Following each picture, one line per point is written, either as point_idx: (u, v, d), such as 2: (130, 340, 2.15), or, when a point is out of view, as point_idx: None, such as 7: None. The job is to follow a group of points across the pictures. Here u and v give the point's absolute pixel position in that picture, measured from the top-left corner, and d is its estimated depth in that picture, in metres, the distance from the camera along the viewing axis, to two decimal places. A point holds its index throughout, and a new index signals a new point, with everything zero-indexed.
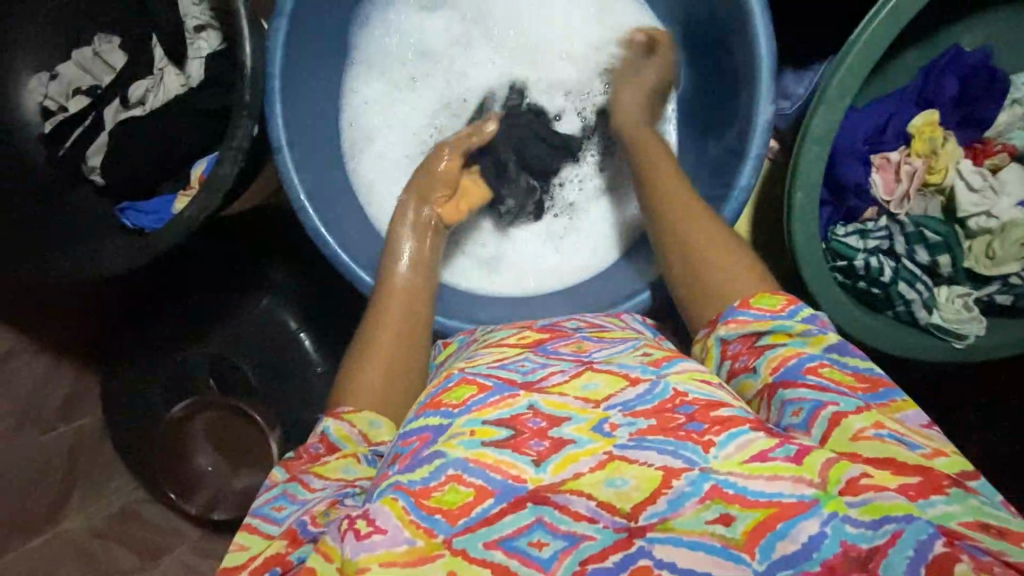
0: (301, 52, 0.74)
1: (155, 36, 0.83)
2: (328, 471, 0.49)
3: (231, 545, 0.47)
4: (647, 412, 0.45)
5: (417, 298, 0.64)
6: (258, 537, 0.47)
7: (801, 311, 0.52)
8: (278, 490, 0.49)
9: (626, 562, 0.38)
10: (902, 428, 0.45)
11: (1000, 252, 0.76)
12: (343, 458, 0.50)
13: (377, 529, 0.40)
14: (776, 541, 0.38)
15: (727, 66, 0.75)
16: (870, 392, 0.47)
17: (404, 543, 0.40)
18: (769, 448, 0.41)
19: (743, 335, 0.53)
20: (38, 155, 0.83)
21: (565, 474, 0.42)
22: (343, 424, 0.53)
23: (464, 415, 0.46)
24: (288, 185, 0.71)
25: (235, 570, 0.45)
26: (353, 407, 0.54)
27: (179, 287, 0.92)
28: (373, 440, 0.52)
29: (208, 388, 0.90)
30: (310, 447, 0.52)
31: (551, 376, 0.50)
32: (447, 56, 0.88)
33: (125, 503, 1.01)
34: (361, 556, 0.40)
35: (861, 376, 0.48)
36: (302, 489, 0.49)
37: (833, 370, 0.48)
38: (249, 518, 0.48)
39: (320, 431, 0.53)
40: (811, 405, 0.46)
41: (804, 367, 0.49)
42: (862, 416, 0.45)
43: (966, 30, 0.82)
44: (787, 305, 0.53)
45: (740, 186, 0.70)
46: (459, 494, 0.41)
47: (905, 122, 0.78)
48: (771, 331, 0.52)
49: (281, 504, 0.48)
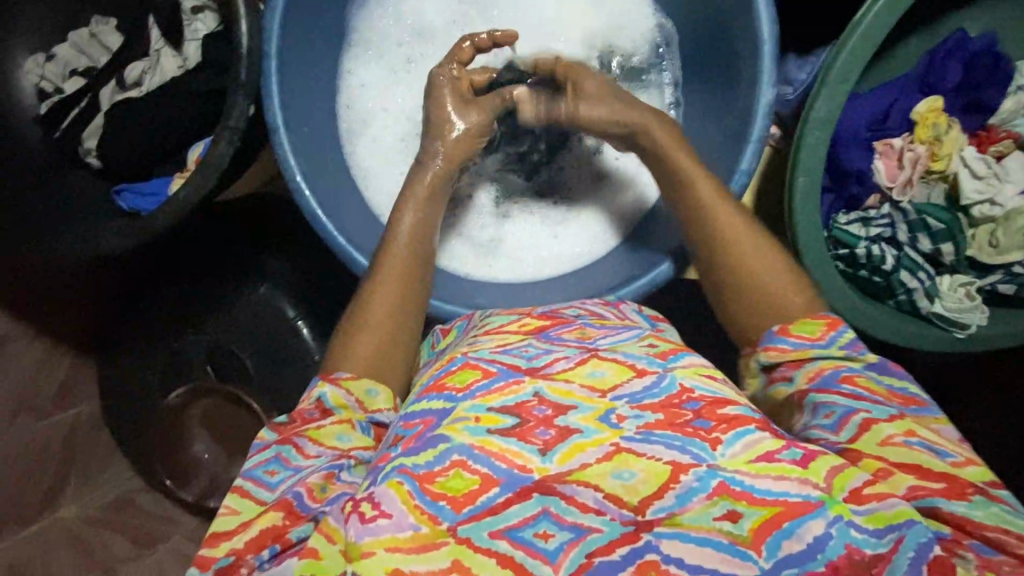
0: (299, 32, 0.73)
1: (150, 18, 0.82)
2: (324, 437, 0.48)
3: (221, 509, 0.46)
4: (654, 406, 0.44)
5: (415, 269, 0.63)
6: (250, 502, 0.46)
7: (842, 336, 0.52)
8: (271, 452, 0.48)
9: (634, 555, 0.38)
10: (935, 436, 0.44)
11: (1004, 241, 0.76)
12: (340, 425, 0.49)
13: (382, 513, 0.39)
14: (783, 540, 0.37)
15: (728, 49, 0.74)
16: (907, 405, 0.47)
17: (409, 528, 0.39)
18: (776, 449, 0.41)
19: (779, 359, 0.53)
20: (34, 137, 0.83)
21: (571, 464, 0.41)
22: (339, 391, 0.53)
23: (468, 400, 0.45)
24: (283, 163, 0.70)
25: (225, 536, 0.44)
26: (351, 373, 0.55)
27: (172, 267, 0.91)
28: (369, 408, 0.53)
29: (207, 374, 0.91)
30: (303, 412, 0.52)
31: (555, 363, 0.49)
32: (446, 39, 0.87)
33: (120, 493, 0.98)
34: (365, 540, 0.39)
35: (899, 393, 0.48)
36: (296, 454, 0.48)
37: (867, 380, 0.48)
38: (241, 480, 0.47)
39: (314, 396, 0.52)
40: (843, 410, 0.46)
41: (840, 378, 0.48)
42: (894, 424, 0.44)
43: (971, 16, 0.81)
44: (827, 331, 0.52)
45: (741, 167, 0.69)
46: (464, 481, 0.40)
47: (908, 107, 0.77)
48: (807, 357, 0.51)
49: (274, 468, 0.47)
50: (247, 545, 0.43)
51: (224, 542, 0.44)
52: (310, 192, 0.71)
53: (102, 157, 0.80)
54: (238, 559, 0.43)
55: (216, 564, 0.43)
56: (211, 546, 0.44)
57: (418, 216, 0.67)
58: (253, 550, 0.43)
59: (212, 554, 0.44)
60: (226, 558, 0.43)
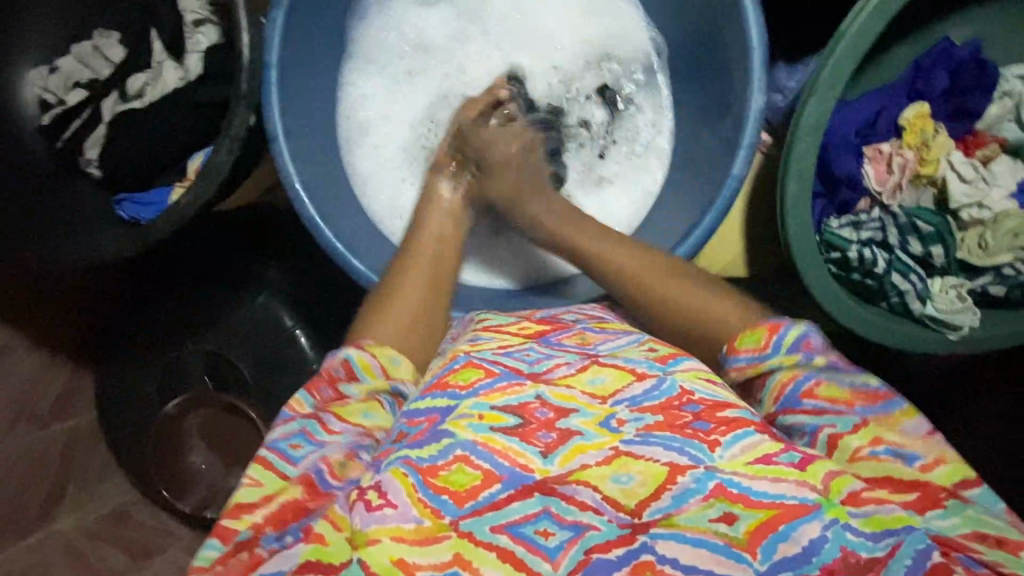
0: (299, 43, 0.75)
1: (153, 31, 0.83)
2: (348, 414, 0.48)
3: (243, 480, 0.44)
4: (654, 408, 0.45)
5: (437, 260, 0.65)
6: (273, 474, 0.44)
7: (786, 338, 0.50)
8: (296, 425, 0.47)
9: (630, 557, 0.38)
10: (902, 438, 0.44)
11: (993, 242, 0.77)
12: (365, 402, 0.49)
13: (388, 501, 0.40)
14: (777, 544, 0.38)
15: (719, 58, 0.76)
16: (868, 405, 0.46)
17: (412, 521, 0.39)
18: (774, 453, 0.42)
19: (746, 378, 0.52)
20: (38, 147, 0.84)
21: (572, 465, 0.42)
22: (365, 354, 0.52)
23: (471, 398, 0.46)
24: (282, 172, 0.71)
25: (247, 509, 0.43)
26: (375, 340, 0.54)
27: (168, 276, 0.93)
28: (393, 376, 0.52)
29: (206, 387, 0.90)
30: (329, 370, 0.51)
31: (557, 368, 0.50)
32: (443, 51, 0.88)
33: (117, 505, 0.99)
34: (371, 527, 0.39)
35: (860, 391, 0.47)
36: (321, 429, 0.47)
37: (827, 388, 0.47)
38: (264, 450, 0.46)
39: (340, 357, 0.52)
40: (810, 429, 0.46)
41: (801, 393, 0.48)
42: (859, 434, 0.45)
43: (957, 25, 0.83)
44: (771, 337, 0.51)
45: (733, 174, 0.70)
46: (467, 475, 0.41)
47: (896, 113, 0.79)
48: (765, 372, 0.50)
49: (298, 441, 0.46)
50: (267, 519, 0.42)
51: (248, 514, 0.42)
52: (309, 201, 0.72)
53: (103, 166, 0.82)
54: (256, 534, 0.41)
55: (238, 536, 0.42)
56: (233, 518, 0.42)
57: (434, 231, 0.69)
58: (271, 526, 0.42)
59: (234, 526, 0.42)
60: (245, 532, 0.42)
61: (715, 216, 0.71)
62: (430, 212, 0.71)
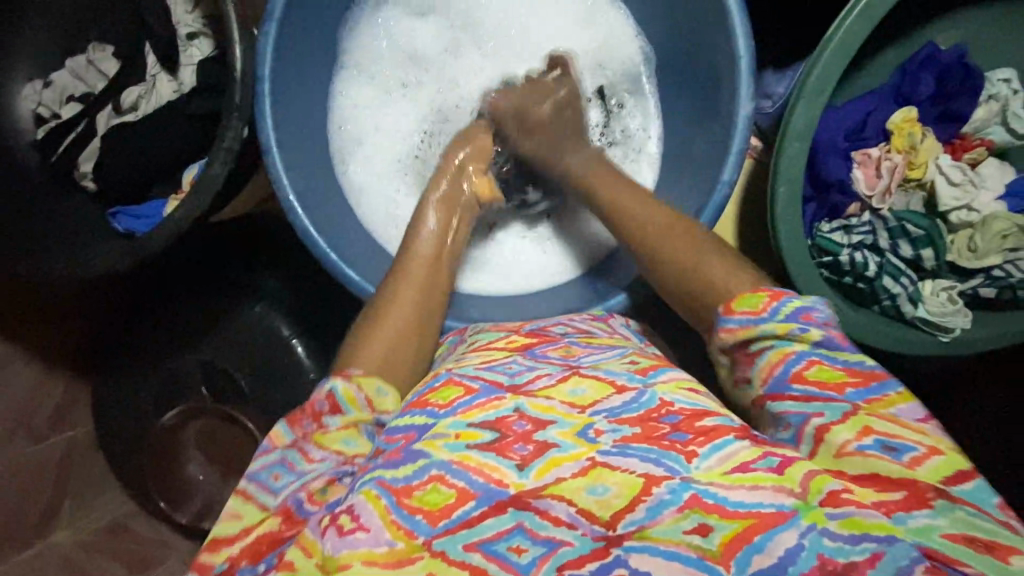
0: (292, 56, 0.75)
1: (145, 44, 0.84)
2: (329, 441, 0.48)
3: (224, 512, 0.47)
4: (632, 420, 0.46)
5: (433, 273, 0.66)
6: (253, 506, 0.46)
7: (785, 307, 0.48)
8: (276, 456, 0.48)
9: (603, 570, 0.38)
10: (893, 428, 0.43)
11: (982, 245, 0.78)
12: (347, 430, 0.49)
13: (360, 526, 0.41)
14: (753, 555, 0.38)
15: (708, 66, 0.76)
16: (859, 388, 0.45)
17: (385, 544, 0.40)
18: (753, 459, 0.42)
19: (738, 347, 0.50)
20: (32, 162, 0.84)
21: (547, 478, 0.43)
22: (351, 386, 0.51)
23: (449, 417, 0.47)
24: (276, 184, 0.72)
25: (226, 542, 0.45)
26: (362, 370, 0.53)
27: (160, 288, 0.92)
28: (377, 408, 0.52)
29: (203, 397, 0.91)
30: (313, 403, 0.50)
31: (537, 380, 0.51)
32: (437, 63, 0.89)
33: (115, 517, 1.00)
34: (342, 553, 0.40)
35: (853, 371, 0.46)
36: (301, 459, 0.48)
37: (820, 370, 0.46)
38: (245, 482, 0.48)
39: (325, 389, 0.51)
40: (795, 421, 0.46)
41: (790, 376, 0.47)
42: (847, 425, 0.44)
43: (944, 29, 0.83)
44: (769, 303, 0.49)
45: (722, 180, 0.71)
46: (441, 495, 0.42)
47: (883, 119, 0.79)
48: (756, 339, 0.49)
49: (279, 472, 0.48)
50: (243, 552, 0.44)
51: (225, 548, 0.45)
52: (303, 212, 0.73)
53: (97, 180, 0.82)
54: (231, 567, 0.44)
55: (214, 570, 0.44)
56: (212, 552, 0.45)
57: (425, 242, 0.69)
58: (247, 559, 0.44)
59: (211, 560, 0.45)
60: (223, 565, 0.44)
61: (706, 221, 0.71)
62: (420, 223, 0.72)
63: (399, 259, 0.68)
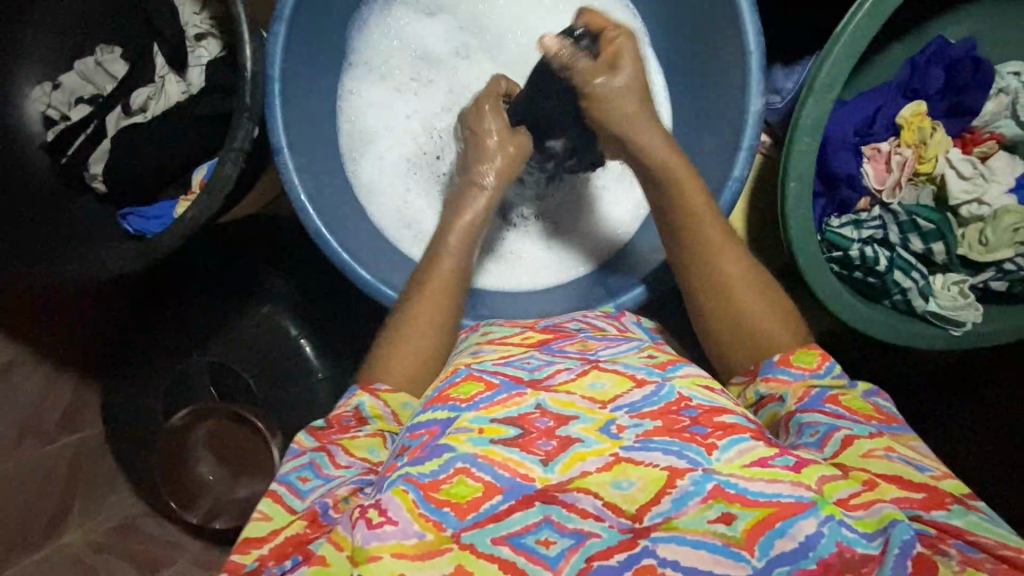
0: (301, 56, 0.75)
1: (155, 45, 0.83)
2: (356, 448, 0.51)
3: (254, 513, 0.47)
4: (653, 414, 0.45)
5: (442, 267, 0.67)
6: (282, 509, 0.47)
7: (836, 367, 0.54)
8: (305, 458, 0.51)
9: (631, 561, 0.39)
10: (915, 454, 0.47)
11: (993, 238, 0.78)
12: (372, 439, 0.52)
13: (388, 519, 0.40)
14: (775, 539, 0.38)
15: (718, 59, 0.76)
16: (884, 423, 0.49)
17: (414, 536, 0.40)
18: (769, 456, 0.42)
19: (777, 383, 0.54)
20: (38, 163, 0.84)
21: (573, 472, 0.42)
22: (378, 402, 0.56)
23: (472, 411, 0.46)
24: (287, 185, 0.72)
25: (257, 542, 0.45)
26: (389, 386, 0.58)
27: (160, 296, 0.93)
28: (402, 424, 0.56)
29: (210, 397, 0.91)
30: (340, 419, 0.54)
31: (557, 374, 0.50)
32: (447, 64, 0.89)
33: (125, 517, 1.00)
34: (371, 544, 0.40)
35: (879, 412, 0.50)
36: (330, 463, 0.50)
37: (850, 402, 0.51)
38: (274, 485, 0.49)
39: (352, 405, 0.56)
40: (825, 428, 0.48)
41: (824, 398, 0.51)
42: (873, 440, 0.47)
43: (954, 22, 0.83)
44: (823, 361, 0.55)
45: (734, 175, 0.71)
46: (468, 488, 0.42)
47: (895, 111, 0.80)
48: (810, 386, 0.53)
49: (307, 475, 0.49)
50: (270, 552, 0.45)
51: (255, 548, 0.45)
52: (314, 212, 0.73)
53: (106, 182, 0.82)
54: (261, 567, 0.44)
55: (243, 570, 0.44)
56: (241, 552, 0.45)
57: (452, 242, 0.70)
58: (274, 559, 0.44)
59: (242, 560, 0.45)
60: (252, 564, 0.44)
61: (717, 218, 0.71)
62: None
63: (419, 274, 0.67)
